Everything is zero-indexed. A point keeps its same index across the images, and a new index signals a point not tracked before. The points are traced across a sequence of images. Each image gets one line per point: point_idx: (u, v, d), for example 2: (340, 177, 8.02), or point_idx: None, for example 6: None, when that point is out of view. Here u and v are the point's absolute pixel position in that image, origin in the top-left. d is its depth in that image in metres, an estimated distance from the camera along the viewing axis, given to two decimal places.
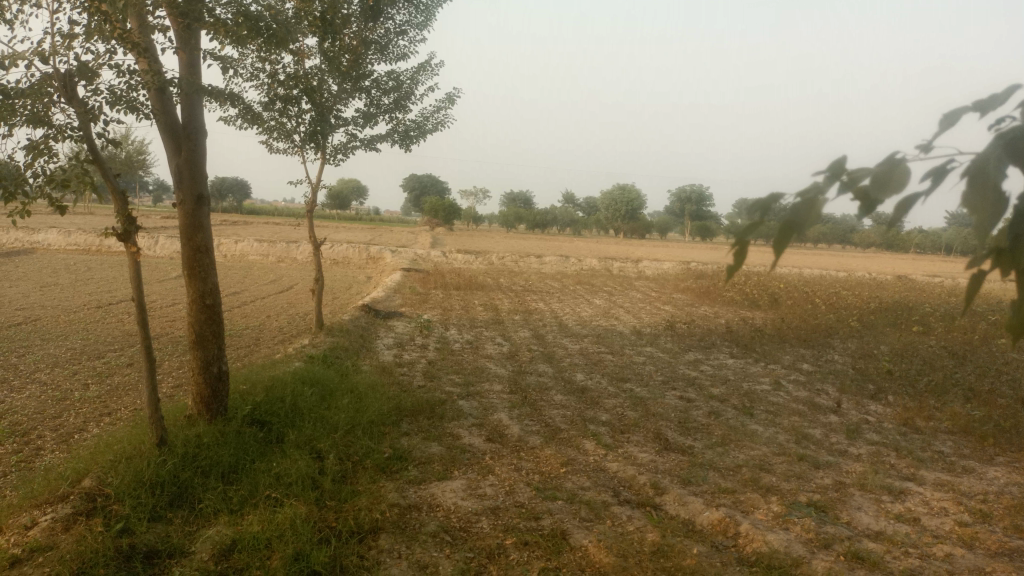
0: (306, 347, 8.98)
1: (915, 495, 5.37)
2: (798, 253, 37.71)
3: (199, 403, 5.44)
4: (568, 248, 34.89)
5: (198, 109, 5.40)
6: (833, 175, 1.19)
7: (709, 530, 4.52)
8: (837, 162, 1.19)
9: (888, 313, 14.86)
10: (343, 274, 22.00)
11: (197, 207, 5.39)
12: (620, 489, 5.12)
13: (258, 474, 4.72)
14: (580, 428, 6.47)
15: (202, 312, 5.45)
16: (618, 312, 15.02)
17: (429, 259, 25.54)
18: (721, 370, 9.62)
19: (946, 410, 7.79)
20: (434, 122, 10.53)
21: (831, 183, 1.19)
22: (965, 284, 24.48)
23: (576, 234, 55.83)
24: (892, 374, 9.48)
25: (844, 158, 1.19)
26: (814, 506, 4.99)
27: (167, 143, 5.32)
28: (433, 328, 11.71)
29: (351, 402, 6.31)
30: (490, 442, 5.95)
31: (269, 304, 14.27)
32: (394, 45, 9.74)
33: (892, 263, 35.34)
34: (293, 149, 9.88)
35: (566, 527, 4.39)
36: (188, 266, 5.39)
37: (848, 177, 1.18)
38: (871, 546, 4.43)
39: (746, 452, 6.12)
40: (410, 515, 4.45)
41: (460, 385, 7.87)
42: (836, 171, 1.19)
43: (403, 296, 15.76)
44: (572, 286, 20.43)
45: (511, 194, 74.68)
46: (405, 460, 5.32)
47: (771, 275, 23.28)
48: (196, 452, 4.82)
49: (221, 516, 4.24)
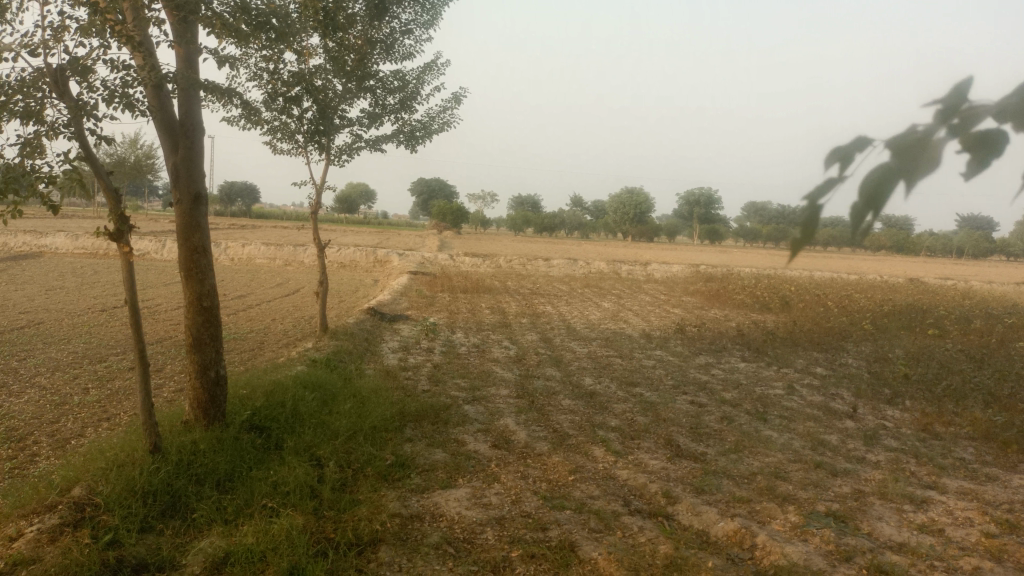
0: (309, 351, 8.84)
1: (938, 505, 5.16)
2: (807, 257, 37.39)
3: (197, 408, 5.28)
4: (575, 251, 34.64)
5: (195, 106, 5.24)
6: (945, 114, 0.99)
7: (725, 542, 4.33)
8: (957, 93, 0.99)
9: (901, 316, 14.63)
10: (350, 277, 21.89)
11: (194, 207, 5.23)
12: (630, 498, 4.93)
13: (254, 482, 4.55)
14: (589, 435, 6.28)
15: (200, 314, 5.29)
16: (627, 315, 14.82)
17: (437, 262, 25.42)
18: (733, 374, 9.42)
19: (966, 415, 7.57)
20: (440, 122, 10.37)
21: (942, 123, 1.00)
22: (979, 287, 24.19)
23: (584, 237, 55.61)
24: (909, 378, 9.25)
25: (958, 93, 1.00)
26: (833, 516, 4.79)
27: (164, 141, 5.16)
28: (440, 331, 11.53)
29: (353, 407, 6.14)
30: (496, 449, 5.77)
31: (275, 307, 14.13)
32: (399, 44, 9.57)
33: (904, 266, 35.07)
34: (297, 150, 9.74)
35: (575, 538, 4.21)
36: (186, 268, 5.24)
37: (963, 117, 1.00)
38: (895, 559, 4.22)
39: (761, 459, 5.92)
40: (411, 525, 4.27)
41: (466, 390, 7.69)
42: (949, 107, 1.00)
43: (409, 299, 15.60)
44: (580, 289, 20.24)
45: (519, 197, 74.48)
46: (407, 468, 5.15)
47: (781, 278, 23.05)
48: (191, 459, 4.66)
49: (215, 527, 4.08)
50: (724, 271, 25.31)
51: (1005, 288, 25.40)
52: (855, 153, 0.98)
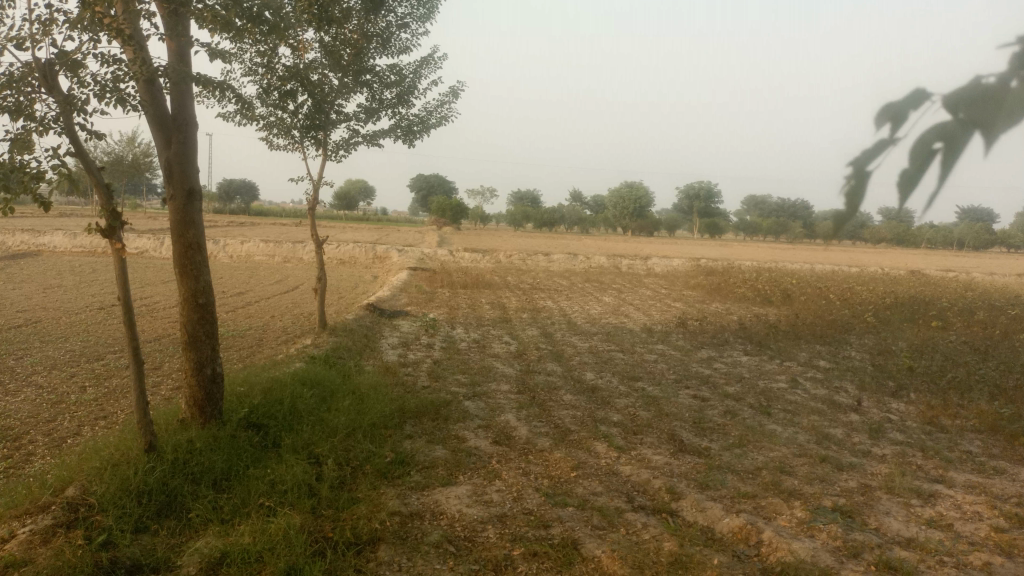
0: (308, 348, 8.77)
1: (946, 499, 5.08)
2: (807, 251, 37.29)
3: (193, 406, 5.21)
4: (575, 245, 34.54)
5: (188, 100, 5.15)
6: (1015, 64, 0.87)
7: (730, 538, 4.26)
8: None
9: (904, 308, 14.55)
10: (349, 273, 21.82)
11: (188, 203, 5.15)
12: (634, 494, 4.85)
13: (251, 480, 4.48)
14: (591, 430, 6.20)
15: (195, 312, 5.20)
16: (628, 309, 14.76)
17: (437, 258, 25.34)
18: (736, 368, 9.34)
19: (972, 407, 7.49)
20: (438, 116, 10.28)
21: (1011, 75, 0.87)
22: (980, 279, 24.11)
23: (584, 232, 55.53)
24: (913, 371, 9.17)
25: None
26: (839, 511, 4.71)
27: (157, 135, 5.07)
28: (440, 326, 11.45)
29: (353, 404, 6.06)
30: (497, 445, 5.70)
31: (274, 304, 14.06)
32: (396, 38, 9.47)
33: (904, 258, 35.01)
34: (294, 145, 9.65)
35: (578, 535, 4.14)
36: (180, 264, 5.15)
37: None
38: (904, 554, 4.14)
39: (765, 453, 5.84)
40: (411, 524, 4.20)
41: (466, 386, 7.61)
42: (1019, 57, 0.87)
43: (408, 295, 15.52)
44: (581, 283, 20.17)
45: (518, 193, 74.31)
46: (407, 465, 5.07)
47: (782, 271, 22.97)
48: (187, 458, 4.59)
49: (211, 527, 4.00)
50: (725, 264, 25.24)
51: (1006, 279, 25.32)
52: (911, 109, 0.88)
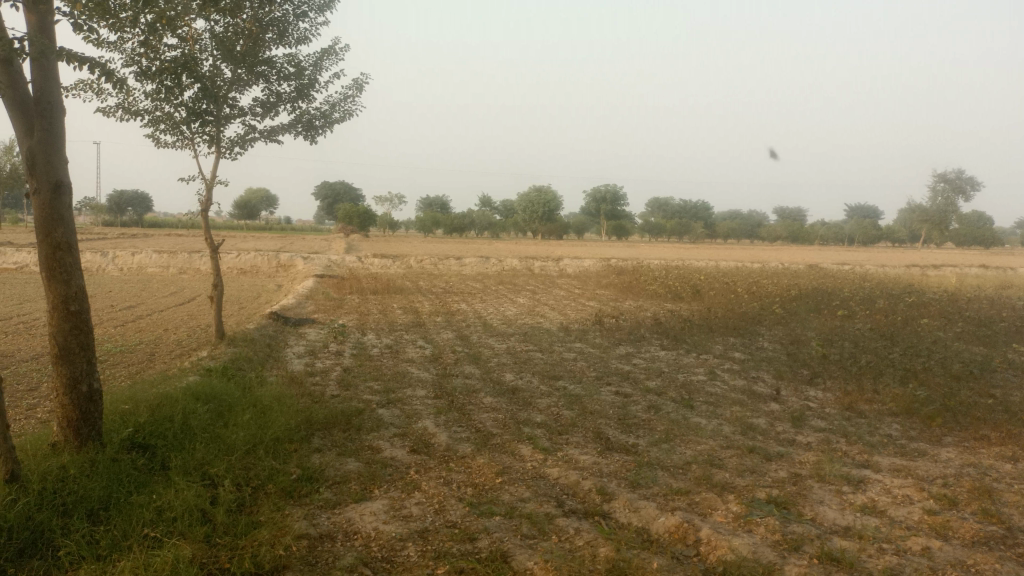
0: (204, 360, 8.12)
1: (876, 484, 5.01)
2: (711, 251, 38.19)
3: (66, 427, 4.59)
4: (486, 249, 34.30)
5: (53, 80, 4.55)
6: None
7: (668, 538, 4.01)
8: None
9: (809, 299, 14.92)
10: (251, 282, 20.86)
11: (55, 198, 4.55)
12: (563, 498, 4.56)
13: (134, 509, 3.94)
14: (513, 433, 5.88)
15: (66, 320, 4.57)
16: (543, 310, 14.58)
17: (344, 265, 24.58)
18: (655, 362, 9.23)
19: (886, 391, 7.58)
20: (341, 111, 9.79)
21: None
22: (873, 271, 25.24)
23: (495, 236, 55.35)
24: (827, 358, 9.28)
25: None
26: (774, 503, 4.54)
27: (16, 122, 4.46)
28: (349, 333, 10.92)
29: (253, 418, 5.53)
30: (415, 454, 5.29)
31: (168, 317, 13.14)
32: (293, 27, 8.92)
33: (803, 254, 36.41)
34: (183, 142, 8.96)
35: (507, 547, 3.80)
36: (47, 268, 4.53)
37: None
38: (844, 544, 4.00)
39: (692, 447, 5.67)
40: (322, 547, 3.76)
41: (379, 393, 7.15)
42: None
43: (316, 302, 14.85)
44: (494, 286, 19.90)
45: (427, 199, 73.59)
46: (315, 482, 4.62)
47: (689, 269, 23.35)
48: (58, 487, 4.00)
49: (85, 566, 3.47)
50: (635, 264, 25.45)
51: (896, 272, 26.54)
52: None
